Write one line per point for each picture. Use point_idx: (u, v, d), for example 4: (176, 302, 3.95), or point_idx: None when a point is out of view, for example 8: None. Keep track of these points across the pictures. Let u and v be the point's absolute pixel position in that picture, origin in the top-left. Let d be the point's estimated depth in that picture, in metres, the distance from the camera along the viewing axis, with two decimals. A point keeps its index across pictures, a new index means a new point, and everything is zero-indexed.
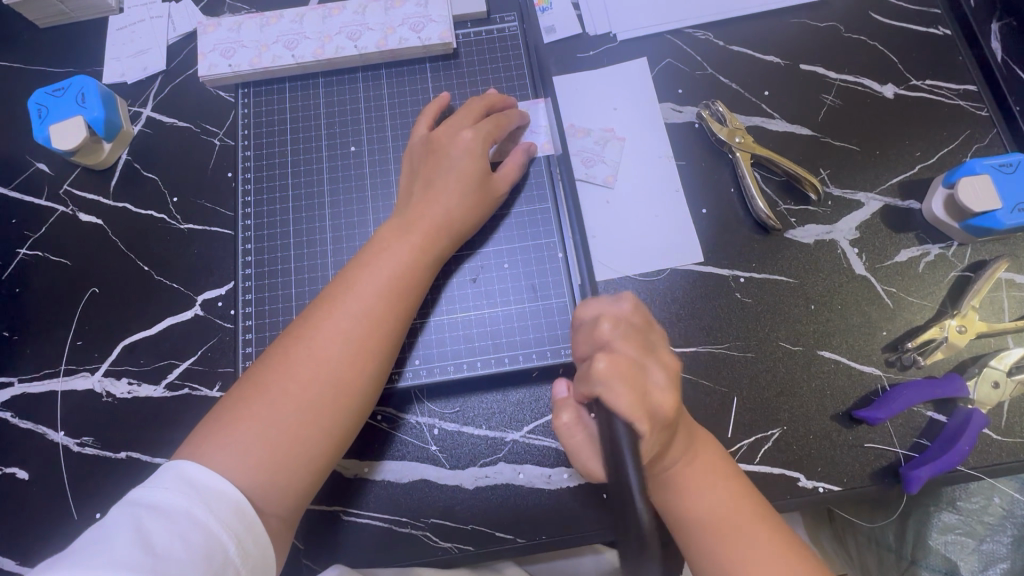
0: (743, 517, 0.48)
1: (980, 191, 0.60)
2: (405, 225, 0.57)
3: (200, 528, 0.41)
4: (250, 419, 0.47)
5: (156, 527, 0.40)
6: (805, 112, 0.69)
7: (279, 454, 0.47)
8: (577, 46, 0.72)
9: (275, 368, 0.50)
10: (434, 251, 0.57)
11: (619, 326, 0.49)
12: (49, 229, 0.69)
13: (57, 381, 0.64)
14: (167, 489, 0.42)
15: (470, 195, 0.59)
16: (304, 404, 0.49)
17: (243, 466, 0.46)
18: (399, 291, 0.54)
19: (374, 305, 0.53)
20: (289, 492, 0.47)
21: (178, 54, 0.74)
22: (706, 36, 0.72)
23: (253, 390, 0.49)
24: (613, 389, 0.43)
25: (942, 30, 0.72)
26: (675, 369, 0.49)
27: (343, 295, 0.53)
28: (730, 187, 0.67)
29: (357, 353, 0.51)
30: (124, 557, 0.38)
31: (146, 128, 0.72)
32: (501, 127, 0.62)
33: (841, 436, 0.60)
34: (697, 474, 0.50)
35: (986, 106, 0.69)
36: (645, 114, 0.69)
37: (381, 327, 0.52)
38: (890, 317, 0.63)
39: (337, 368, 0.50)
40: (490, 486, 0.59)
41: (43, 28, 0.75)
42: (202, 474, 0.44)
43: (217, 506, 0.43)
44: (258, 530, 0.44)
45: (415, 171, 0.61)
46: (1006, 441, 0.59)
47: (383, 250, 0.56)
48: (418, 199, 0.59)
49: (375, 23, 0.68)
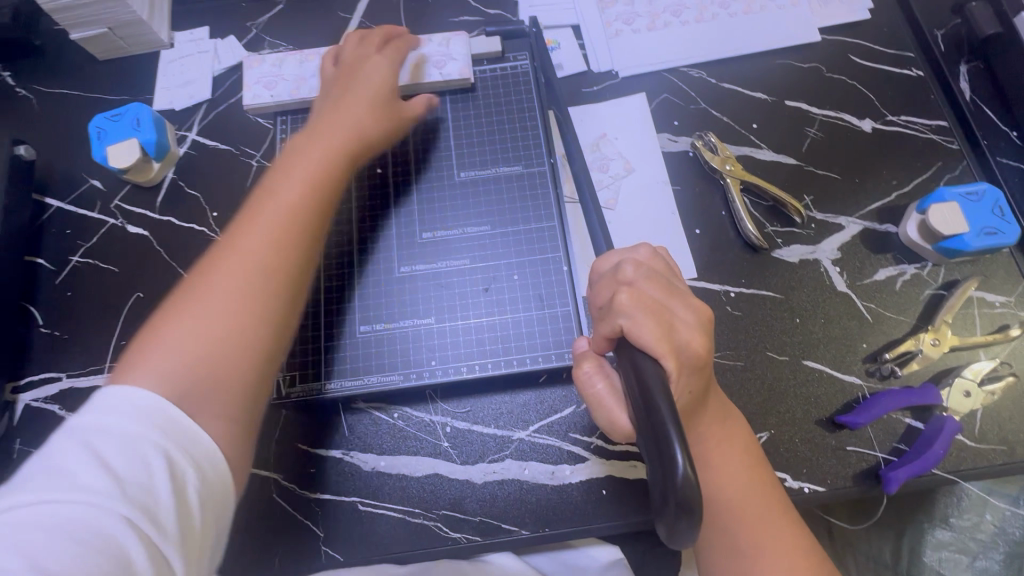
0: (764, 501, 0.51)
1: (948, 216, 0.66)
2: (314, 132, 0.63)
3: (159, 453, 0.42)
4: (184, 319, 0.49)
5: (113, 452, 0.41)
6: (790, 143, 0.76)
7: (214, 341, 0.49)
8: (582, 81, 0.80)
9: (205, 274, 0.52)
10: (344, 155, 0.62)
11: (642, 268, 0.49)
12: (100, 239, 0.76)
13: (101, 377, 0.70)
14: (117, 414, 0.43)
15: (379, 111, 0.66)
16: (238, 298, 0.51)
17: (175, 369, 0.47)
18: (317, 185, 0.58)
19: (294, 201, 0.56)
20: (235, 373, 0.49)
21: (223, 84, 0.82)
22: (699, 74, 0.80)
23: (183, 297, 0.51)
24: (637, 321, 0.45)
25: (916, 71, 0.79)
26: (705, 312, 0.49)
27: (266, 200, 0.56)
28: (721, 210, 0.73)
29: (283, 237, 0.54)
30: (88, 483, 0.39)
31: (191, 149, 0.79)
32: (401, 49, 0.72)
33: (825, 440, 0.64)
34: (729, 451, 0.52)
35: (956, 139, 0.76)
36: (644, 143, 0.76)
37: (305, 215, 0.56)
38: (870, 330, 0.68)
39: (268, 257, 0.53)
40: (497, 481, 0.64)
41: (102, 60, 0.84)
42: (140, 391, 0.44)
43: (171, 429, 0.43)
44: (211, 451, 0.45)
45: (328, 90, 0.68)
46: (979, 447, 0.63)
47: (292, 162, 0.60)
48: (325, 114, 0.65)
49: (401, 61, 0.75)
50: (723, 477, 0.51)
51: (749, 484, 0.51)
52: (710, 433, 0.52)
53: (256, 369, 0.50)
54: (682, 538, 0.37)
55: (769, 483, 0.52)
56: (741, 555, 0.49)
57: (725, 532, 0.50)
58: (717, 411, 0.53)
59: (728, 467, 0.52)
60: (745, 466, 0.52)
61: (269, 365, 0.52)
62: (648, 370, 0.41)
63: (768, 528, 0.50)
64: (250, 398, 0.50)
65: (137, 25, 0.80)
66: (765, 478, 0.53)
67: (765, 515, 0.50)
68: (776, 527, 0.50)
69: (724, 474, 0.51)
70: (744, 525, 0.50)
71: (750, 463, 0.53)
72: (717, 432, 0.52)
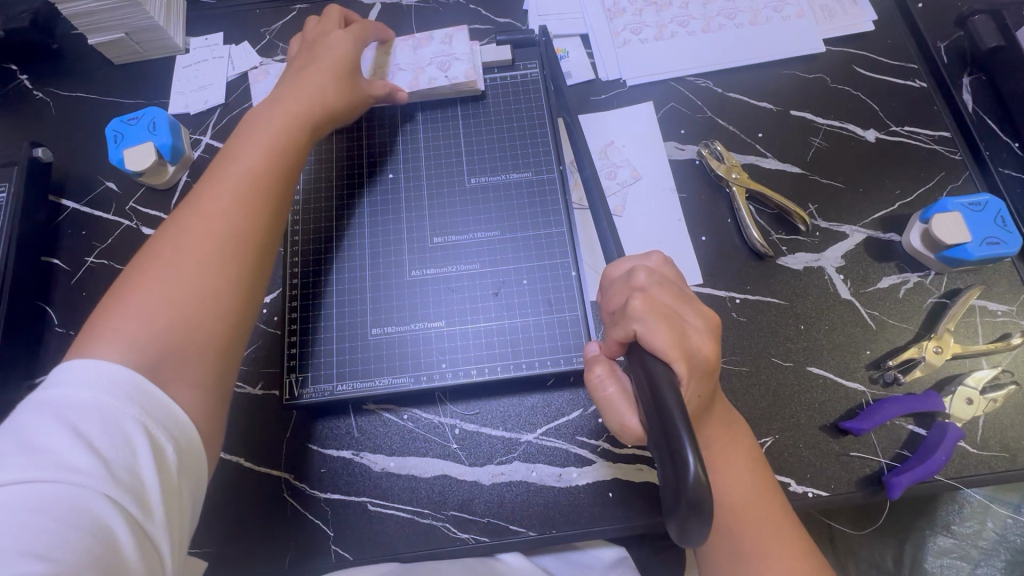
0: (768, 508, 0.52)
1: (951, 225, 0.67)
2: (273, 106, 0.64)
3: (136, 431, 0.43)
4: (149, 284, 0.51)
5: (88, 428, 0.42)
6: (796, 153, 0.77)
7: (181, 304, 0.50)
8: (590, 90, 0.81)
9: (165, 243, 0.53)
10: (304, 126, 0.64)
11: (654, 275, 0.50)
12: (115, 241, 0.77)
13: None
14: (87, 391, 0.44)
15: (342, 81, 0.68)
16: (204, 261, 0.53)
17: (143, 327, 0.48)
18: (274, 154, 0.60)
19: (250, 169, 0.58)
20: (202, 334, 0.51)
21: (236, 89, 0.83)
22: (706, 84, 0.81)
23: (144, 264, 0.52)
24: (651, 326, 0.45)
25: (920, 83, 0.80)
26: (714, 318, 0.50)
27: (221, 170, 0.58)
28: (727, 217, 0.74)
29: (247, 200, 0.56)
30: (66, 458, 0.40)
31: (205, 153, 0.80)
32: (366, 32, 0.73)
33: (829, 445, 0.65)
34: (733, 456, 0.53)
35: (959, 150, 0.77)
36: (651, 151, 0.78)
37: (265, 182, 0.58)
38: (874, 337, 0.69)
39: (232, 216, 0.55)
40: (505, 483, 0.64)
41: (119, 65, 0.85)
42: (105, 364, 0.45)
43: (144, 407, 0.45)
44: (188, 426, 0.47)
45: (292, 68, 0.69)
46: (981, 454, 0.64)
47: (250, 132, 0.62)
48: (287, 90, 0.66)
49: (405, 64, 0.76)
50: (727, 482, 0.52)
51: (754, 490, 0.52)
52: (716, 438, 0.53)
53: (227, 327, 0.52)
54: (691, 537, 0.38)
55: (772, 488, 0.54)
56: (747, 561, 0.50)
57: (731, 538, 0.51)
58: (723, 416, 0.54)
59: (733, 471, 0.53)
60: (750, 472, 0.53)
61: (240, 326, 0.54)
62: (659, 374, 0.42)
63: (774, 534, 0.51)
64: (222, 348, 0.52)
65: (153, 31, 0.81)
66: (768, 483, 0.54)
67: (770, 520, 0.51)
68: (779, 532, 0.51)
69: (730, 479, 0.52)
70: (749, 531, 0.51)
71: (754, 467, 0.54)
72: (723, 437, 0.53)
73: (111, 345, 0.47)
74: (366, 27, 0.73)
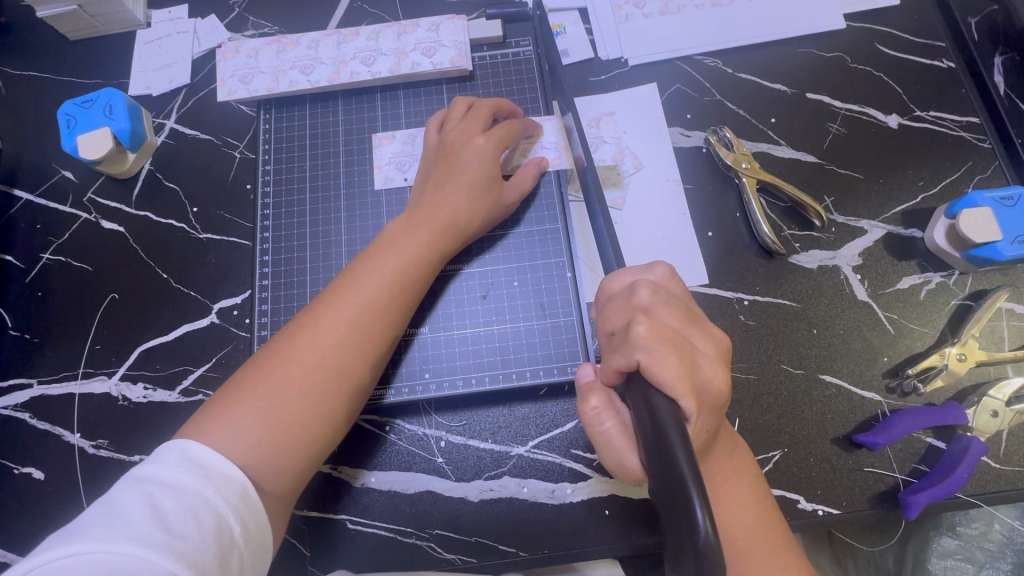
0: (772, 540, 0.48)
1: (981, 223, 0.61)
2: (413, 219, 0.58)
3: (211, 509, 0.41)
4: (254, 401, 0.48)
5: (167, 503, 0.40)
6: (811, 140, 0.71)
7: (279, 436, 0.47)
8: (589, 70, 0.75)
9: (279, 351, 0.50)
10: (438, 250, 0.58)
11: (659, 293, 0.46)
12: (72, 235, 0.71)
13: (74, 384, 0.66)
14: (175, 466, 0.42)
15: (478, 201, 0.60)
16: (306, 389, 0.49)
17: (241, 449, 0.46)
18: (403, 283, 0.55)
19: (377, 297, 0.53)
20: (289, 473, 0.48)
21: (203, 68, 0.76)
22: (715, 63, 0.74)
23: (256, 369, 0.50)
24: (657, 355, 0.41)
25: (947, 63, 0.73)
26: (724, 341, 0.47)
27: (351, 285, 0.53)
28: (736, 211, 0.68)
29: (363, 336, 0.52)
30: (139, 532, 0.38)
31: (169, 139, 0.74)
32: (513, 134, 0.62)
33: (841, 459, 0.61)
34: (736, 484, 0.49)
35: (988, 138, 0.71)
36: (655, 138, 0.71)
37: (384, 316, 0.53)
38: (891, 343, 0.64)
39: (342, 354, 0.51)
40: (494, 499, 0.60)
41: (73, 40, 0.78)
42: (207, 454, 0.44)
43: (224, 487, 0.43)
44: (260, 512, 0.44)
45: (430, 173, 0.62)
46: (1004, 469, 0.60)
47: (388, 245, 0.56)
48: (429, 196, 0.60)
49: (388, 49, 0.70)
50: (729, 513, 0.48)
51: (760, 525, 0.48)
52: (719, 468, 0.49)
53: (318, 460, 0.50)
54: None
55: (778, 521, 0.49)
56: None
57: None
58: (727, 444, 0.50)
59: (735, 501, 0.48)
60: (755, 504, 0.49)
61: (319, 463, 0.51)
62: (664, 411, 0.38)
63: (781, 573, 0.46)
64: (297, 484, 0.49)
65: (108, 3, 0.73)
66: (774, 516, 0.49)
67: (777, 557, 0.47)
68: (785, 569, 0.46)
69: (734, 513, 0.48)
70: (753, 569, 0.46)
71: (757, 497, 0.49)
72: (727, 467, 0.49)
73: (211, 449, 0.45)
74: (519, 123, 0.63)
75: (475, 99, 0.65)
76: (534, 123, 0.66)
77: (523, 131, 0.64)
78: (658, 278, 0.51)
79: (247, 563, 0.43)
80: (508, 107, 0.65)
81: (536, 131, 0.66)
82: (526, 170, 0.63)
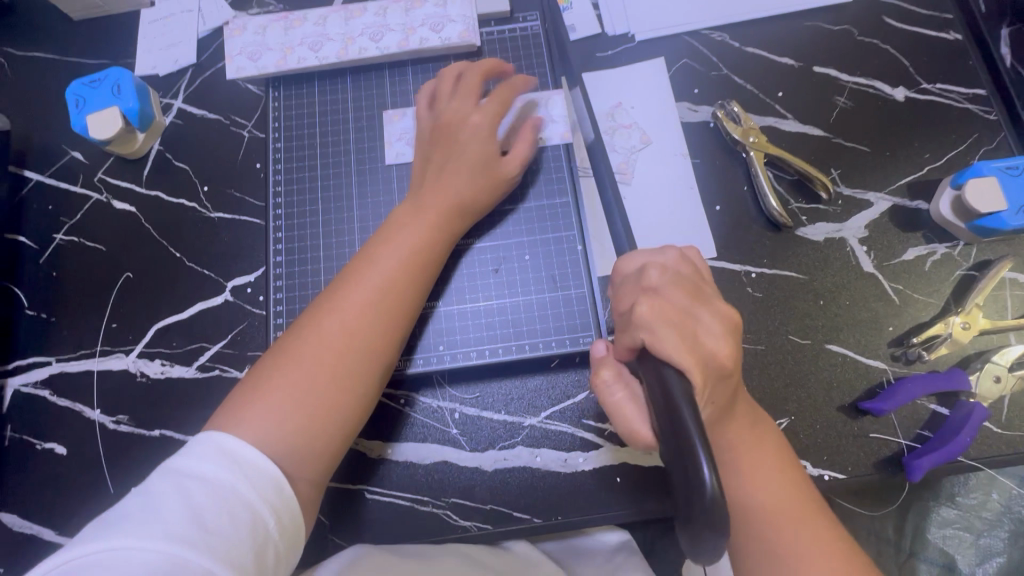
0: (801, 509, 0.49)
1: (985, 193, 0.62)
2: (420, 203, 0.59)
3: (245, 504, 0.42)
4: (284, 390, 0.49)
5: (201, 499, 0.41)
6: (818, 113, 0.71)
7: (313, 422, 0.49)
8: (595, 45, 0.74)
9: (304, 339, 0.51)
10: (447, 230, 0.59)
11: (666, 274, 0.50)
12: (85, 216, 0.71)
13: (93, 361, 0.67)
14: (208, 461, 0.43)
15: (479, 175, 0.60)
16: (338, 372, 0.50)
17: (278, 436, 0.47)
18: (419, 264, 0.56)
19: (393, 280, 0.54)
20: (325, 454, 0.50)
21: (209, 46, 0.76)
22: (722, 37, 0.74)
23: (285, 357, 0.50)
24: (658, 334, 0.44)
25: (954, 35, 0.73)
26: (732, 319, 0.49)
27: (366, 271, 0.54)
28: (743, 184, 0.69)
29: (382, 318, 0.53)
30: (175, 529, 0.39)
31: (177, 119, 0.74)
32: (506, 101, 0.63)
33: (847, 426, 0.62)
34: (761, 457, 0.50)
35: (994, 110, 0.71)
36: (663, 113, 0.72)
37: (402, 295, 0.54)
38: (896, 313, 0.65)
39: (365, 337, 0.52)
40: (508, 469, 0.62)
41: (77, 20, 0.77)
42: (240, 445, 0.45)
43: (257, 481, 0.44)
44: (293, 502, 0.45)
45: (427, 158, 0.61)
46: (1005, 434, 0.61)
47: (398, 229, 0.57)
48: (431, 181, 0.60)
49: (396, 25, 0.70)
50: (756, 484, 0.49)
51: (785, 490, 0.49)
52: (739, 440, 0.50)
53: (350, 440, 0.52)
54: (703, 550, 0.36)
55: (803, 489, 0.50)
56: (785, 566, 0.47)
57: (767, 539, 0.48)
58: (749, 416, 0.52)
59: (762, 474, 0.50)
60: (779, 473, 0.50)
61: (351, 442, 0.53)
62: (671, 378, 0.40)
63: (811, 539, 0.47)
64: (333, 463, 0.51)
65: None
66: (801, 483, 0.51)
67: (803, 522, 0.48)
68: (815, 532, 0.48)
69: (758, 481, 0.49)
70: (783, 532, 0.48)
71: (782, 468, 0.50)
72: (750, 436, 0.51)
73: (248, 439, 0.46)
74: (512, 88, 0.64)
75: (463, 68, 0.65)
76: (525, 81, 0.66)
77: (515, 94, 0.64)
78: (669, 261, 0.52)
79: (284, 549, 0.45)
80: (499, 67, 0.65)
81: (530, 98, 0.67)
82: (524, 142, 0.63)
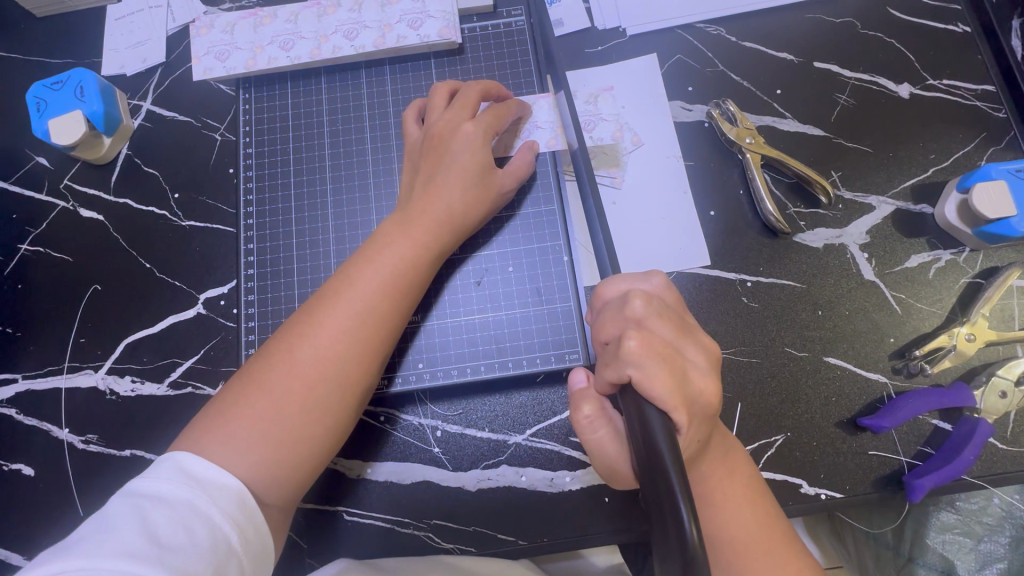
0: (773, 537, 0.47)
1: (995, 197, 0.59)
2: (407, 219, 0.55)
3: (204, 520, 0.40)
4: (254, 415, 0.46)
5: (158, 516, 0.39)
6: (818, 112, 0.68)
7: (280, 452, 0.46)
8: (585, 40, 0.70)
9: (275, 365, 0.48)
10: (435, 247, 0.55)
11: (653, 305, 0.47)
12: (50, 225, 0.68)
13: (60, 378, 0.64)
14: (166, 480, 0.42)
15: (472, 189, 0.57)
16: (308, 402, 0.48)
17: (241, 465, 0.45)
18: (401, 286, 0.53)
19: (376, 302, 0.51)
20: (291, 485, 0.47)
21: (177, 45, 0.72)
22: (718, 32, 0.70)
23: (253, 385, 0.48)
24: (648, 370, 0.42)
25: (962, 27, 0.70)
26: (713, 351, 0.48)
27: (348, 290, 0.51)
28: (739, 188, 0.66)
29: (362, 344, 0.50)
30: (129, 547, 0.37)
31: (146, 122, 0.70)
32: (501, 118, 0.59)
33: (846, 443, 0.60)
34: (730, 489, 0.48)
35: (1003, 107, 0.67)
36: (654, 113, 0.68)
37: (384, 319, 0.51)
38: (898, 324, 0.62)
39: (342, 364, 0.49)
40: (493, 488, 0.59)
41: (40, 17, 0.73)
42: (202, 465, 0.43)
43: (217, 496, 0.42)
44: (257, 519, 0.44)
45: (415, 167, 0.59)
46: (1010, 450, 0.59)
47: (382, 247, 0.54)
48: (420, 192, 0.57)
49: (372, 21, 0.66)
50: (723, 515, 0.48)
51: (753, 520, 0.48)
52: (713, 472, 0.49)
53: (318, 469, 0.49)
54: None
55: (775, 514, 0.49)
56: None
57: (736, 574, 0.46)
58: (718, 444, 0.50)
59: (733, 507, 0.48)
60: (747, 502, 0.48)
61: (321, 470, 0.50)
62: (653, 417, 0.39)
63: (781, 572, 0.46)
64: (299, 493, 0.49)
65: None
66: (771, 510, 0.49)
67: (767, 553, 0.47)
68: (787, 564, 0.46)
69: (728, 512, 0.48)
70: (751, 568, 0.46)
71: (752, 497, 0.49)
72: (718, 465, 0.49)
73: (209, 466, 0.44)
74: (509, 108, 0.60)
75: (461, 85, 0.61)
76: (524, 103, 0.63)
77: (512, 114, 0.61)
78: (654, 289, 0.51)
79: (246, 572, 0.42)
80: (496, 90, 0.62)
81: (525, 113, 0.63)
82: (521, 156, 0.61)
